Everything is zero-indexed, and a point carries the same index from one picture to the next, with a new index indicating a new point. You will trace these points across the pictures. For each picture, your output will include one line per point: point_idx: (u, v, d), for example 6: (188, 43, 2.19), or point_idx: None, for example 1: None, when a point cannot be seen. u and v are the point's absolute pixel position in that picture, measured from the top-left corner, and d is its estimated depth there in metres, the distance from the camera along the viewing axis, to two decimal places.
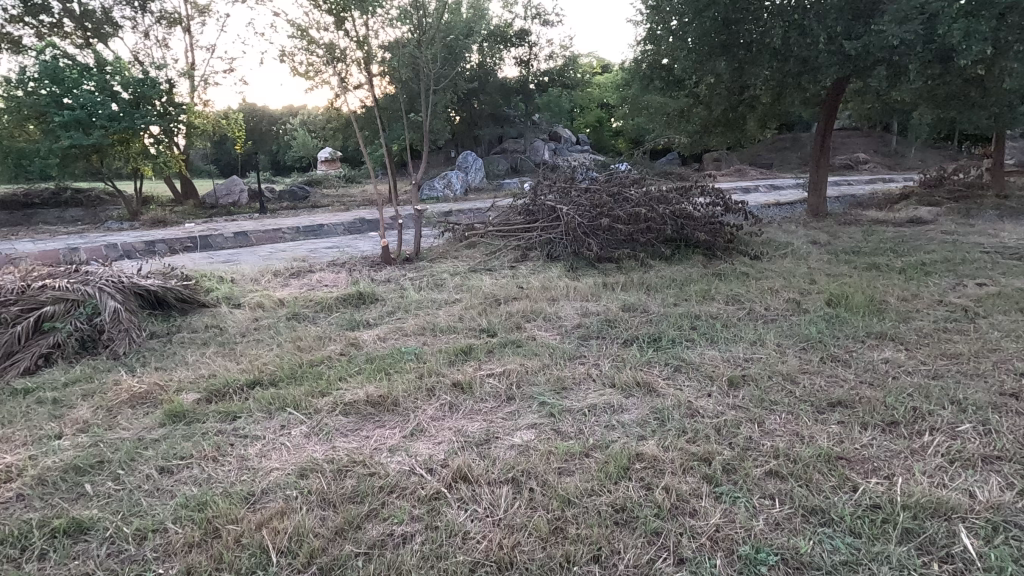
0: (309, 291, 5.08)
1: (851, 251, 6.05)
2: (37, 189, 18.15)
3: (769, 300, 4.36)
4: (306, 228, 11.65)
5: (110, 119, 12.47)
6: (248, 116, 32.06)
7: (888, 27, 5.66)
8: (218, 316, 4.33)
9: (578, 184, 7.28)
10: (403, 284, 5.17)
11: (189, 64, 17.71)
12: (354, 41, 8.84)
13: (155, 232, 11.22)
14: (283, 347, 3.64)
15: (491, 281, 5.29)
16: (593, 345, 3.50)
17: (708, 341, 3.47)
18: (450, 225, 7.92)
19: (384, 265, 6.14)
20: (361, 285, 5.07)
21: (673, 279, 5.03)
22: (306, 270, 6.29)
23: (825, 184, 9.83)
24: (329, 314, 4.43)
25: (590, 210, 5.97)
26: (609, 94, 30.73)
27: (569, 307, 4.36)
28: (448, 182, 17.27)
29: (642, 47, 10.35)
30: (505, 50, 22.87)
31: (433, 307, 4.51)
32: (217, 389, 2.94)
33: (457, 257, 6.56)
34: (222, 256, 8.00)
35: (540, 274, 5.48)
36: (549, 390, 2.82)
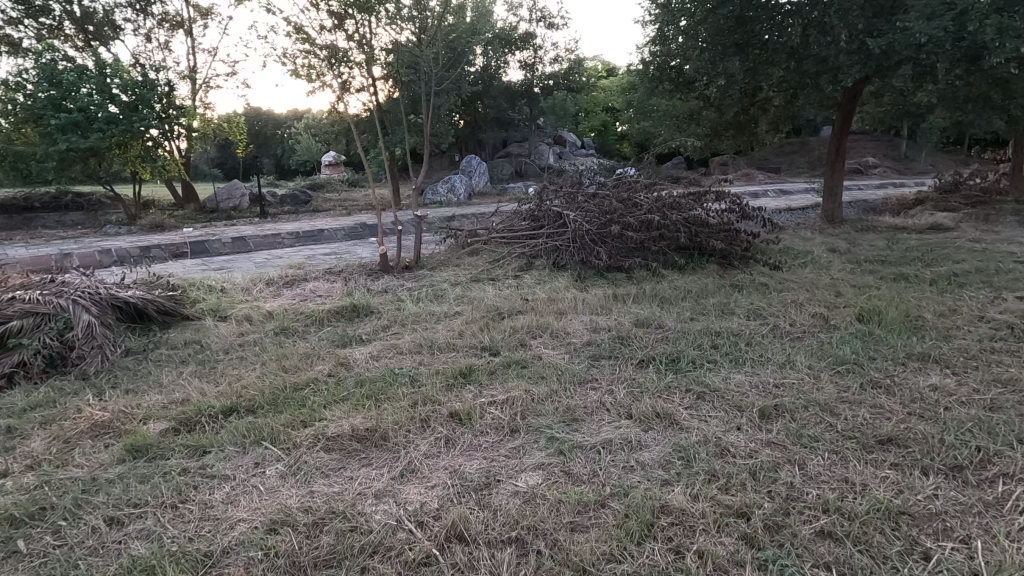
0: (301, 302, 4.79)
1: (875, 260, 5.72)
2: (37, 193, 17.99)
3: (794, 315, 4.04)
4: (306, 232, 11.42)
5: (108, 121, 12.26)
6: (253, 120, 31.98)
7: (915, 24, 5.34)
8: (202, 331, 4.03)
9: (585, 189, 6.98)
10: (401, 295, 4.87)
11: (190, 67, 17.54)
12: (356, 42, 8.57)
13: (152, 237, 11.00)
14: (266, 366, 3.35)
15: (494, 291, 4.99)
16: (605, 366, 3.19)
17: (731, 363, 3.15)
18: (452, 231, 7.63)
19: (382, 274, 5.85)
20: (356, 297, 4.78)
21: (689, 291, 4.71)
22: (301, 278, 6.00)
23: (840, 189, 9.50)
24: (320, 328, 4.13)
25: (598, 216, 5.66)
26: (615, 98, 30.45)
27: (578, 322, 4.05)
28: (451, 186, 17.02)
29: (651, 49, 10.06)
30: (509, 53, 22.63)
31: (432, 321, 4.21)
32: (187, 418, 2.64)
33: (458, 266, 6.26)
34: (216, 262, 7.74)
35: (546, 284, 5.18)
36: (558, 422, 2.51)
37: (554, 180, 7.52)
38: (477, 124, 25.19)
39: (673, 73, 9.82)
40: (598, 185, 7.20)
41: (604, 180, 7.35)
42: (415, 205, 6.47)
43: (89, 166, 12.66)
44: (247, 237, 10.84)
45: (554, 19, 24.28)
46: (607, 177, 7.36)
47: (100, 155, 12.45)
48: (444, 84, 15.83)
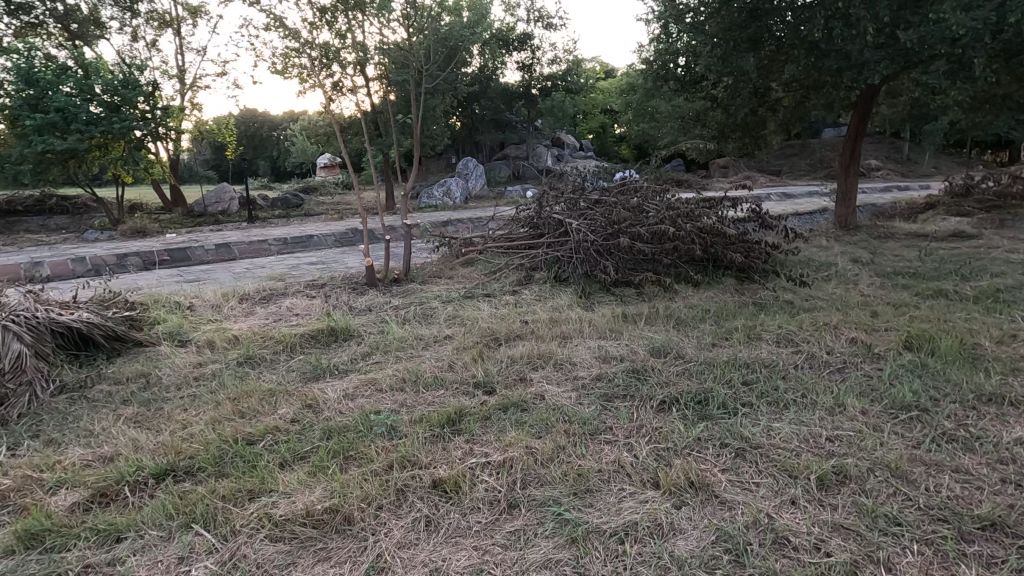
0: (275, 324, 4.29)
1: (906, 273, 5.24)
2: (21, 196, 17.44)
3: (831, 341, 3.55)
4: (294, 239, 10.93)
5: (87, 123, 11.69)
6: (247, 121, 31.48)
7: (952, 15, 4.86)
8: (155, 359, 3.53)
9: (589, 195, 6.50)
10: (386, 314, 4.39)
11: (179, 67, 17.02)
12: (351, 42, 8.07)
13: (133, 243, 10.51)
14: (220, 408, 2.84)
15: (490, 309, 4.50)
16: (620, 410, 2.70)
17: (771, 407, 2.66)
18: (445, 239, 7.15)
19: (367, 288, 5.35)
20: (335, 317, 4.27)
21: (708, 310, 4.22)
22: (280, 293, 5.50)
23: (854, 194, 9.03)
24: (292, 356, 3.63)
25: (604, 225, 5.17)
26: (614, 99, 30.06)
27: (585, 349, 3.55)
28: (447, 190, 16.53)
29: (656, 47, 9.60)
30: (507, 53, 22.20)
31: (419, 347, 3.71)
32: (106, 485, 2.14)
33: (452, 279, 5.77)
34: (193, 273, 7.24)
35: (547, 301, 4.69)
36: (567, 494, 2.01)
37: (554, 185, 7.03)
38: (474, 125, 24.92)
39: (678, 72, 9.37)
40: (603, 190, 6.71)
41: (608, 185, 6.87)
42: (405, 211, 5.98)
43: (68, 170, 12.11)
44: (231, 244, 10.36)
45: (552, 19, 23.85)
46: (612, 183, 6.87)
47: (79, 158, 11.91)
48: (440, 85, 15.37)
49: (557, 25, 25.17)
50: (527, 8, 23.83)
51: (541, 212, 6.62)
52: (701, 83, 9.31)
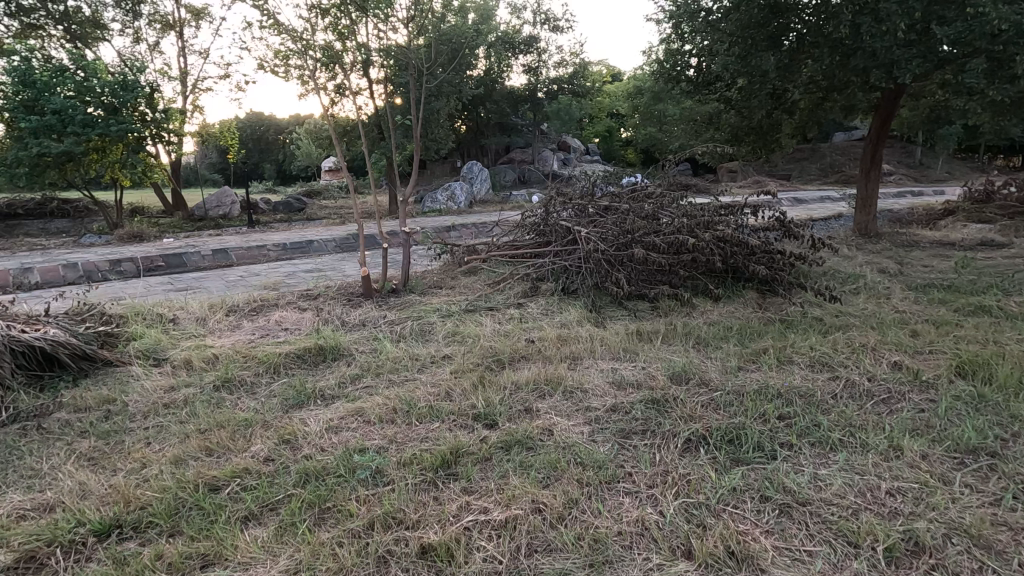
0: (262, 341, 3.97)
1: (941, 287, 4.88)
2: (21, 200, 17.27)
3: (871, 365, 3.20)
4: (294, 244, 10.66)
5: (84, 125, 11.46)
6: (251, 124, 31.36)
7: (995, 9, 4.51)
8: (123, 383, 3.21)
9: (598, 202, 6.16)
10: (380, 330, 4.08)
11: (181, 69, 16.83)
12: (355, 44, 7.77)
13: (128, 247, 10.27)
14: (185, 443, 2.51)
15: (493, 325, 4.16)
16: (641, 452, 2.36)
17: (814, 449, 2.32)
18: (448, 246, 6.82)
19: (363, 300, 5.03)
20: (325, 334, 3.95)
21: (731, 328, 3.88)
22: (271, 304, 5.20)
23: (875, 201, 8.65)
24: (276, 378, 3.31)
25: (616, 234, 4.83)
26: (621, 103, 29.74)
27: (597, 373, 3.22)
28: (451, 194, 16.23)
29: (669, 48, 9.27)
30: (513, 56, 21.95)
31: (414, 369, 3.38)
32: (37, 549, 1.82)
33: (454, 289, 5.45)
34: (185, 280, 6.95)
35: (555, 316, 4.35)
36: (583, 568, 1.68)
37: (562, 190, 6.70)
38: (479, 129, 24.71)
39: (691, 74, 9.05)
40: (613, 196, 6.38)
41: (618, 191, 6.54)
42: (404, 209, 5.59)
43: (65, 173, 11.88)
44: (229, 249, 10.10)
45: (559, 22, 23.61)
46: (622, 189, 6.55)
47: (75, 161, 11.68)
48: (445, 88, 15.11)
49: (564, 28, 24.92)
50: (533, 11, 23.59)
51: (548, 219, 6.30)
52: (715, 85, 8.98)
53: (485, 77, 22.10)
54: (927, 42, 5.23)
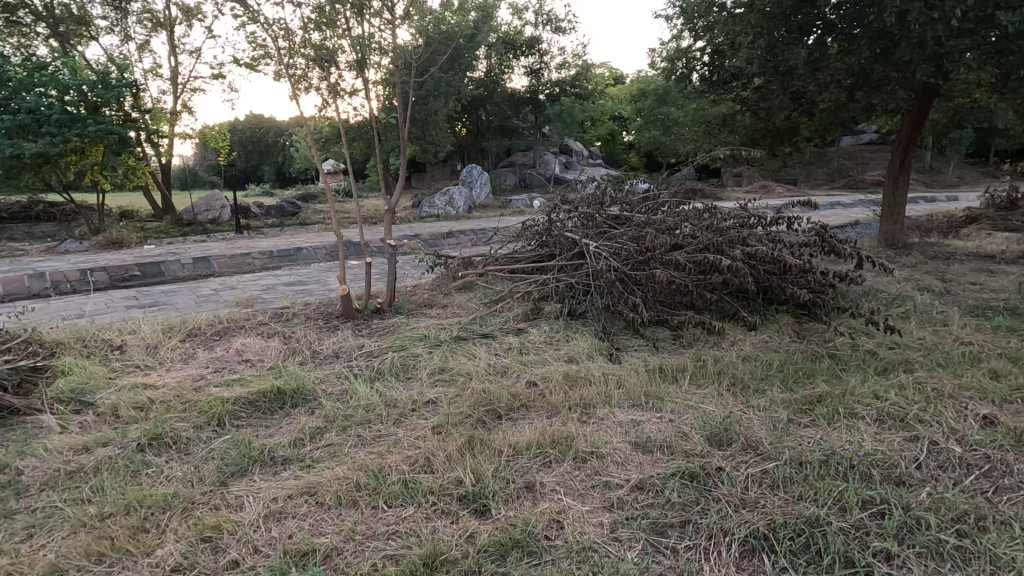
0: (214, 378, 3.35)
1: (1002, 312, 4.24)
2: (6, 203, 16.72)
3: (956, 421, 2.57)
4: (281, 252, 10.08)
5: (60, 126, 10.87)
6: (248, 126, 30.84)
7: None
8: (26, 440, 2.59)
9: (609, 211, 5.56)
10: (355, 364, 3.47)
11: (172, 70, 16.27)
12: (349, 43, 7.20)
13: (105, 254, 9.71)
14: (75, 541, 1.90)
15: (488, 358, 3.55)
16: (684, 565, 1.75)
17: (921, 565, 1.70)
18: (441, 258, 6.21)
19: (341, 325, 4.42)
20: (289, 371, 3.33)
21: (771, 365, 3.26)
22: (239, 327, 4.61)
23: (903, 209, 8.03)
24: (220, 432, 2.69)
25: (630, 248, 4.21)
26: (624, 105, 29.20)
27: (614, 430, 2.61)
28: (450, 198, 15.60)
29: (681, 45, 8.67)
30: (514, 58, 21.40)
31: (389, 422, 2.76)
32: None
33: (447, 310, 4.84)
34: (152, 294, 6.36)
35: (560, 346, 3.74)
36: None
37: (567, 198, 6.09)
38: (480, 131, 24.14)
39: (707, 69, 8.46)
40: (626, 205, 5.77)
41: (630, 198, 5.92)
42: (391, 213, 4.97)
43: (42, 177, 11.29)
44: (211, 257, 9.54)
45: (561, 23, 23.07)
46: (635, 195, 5.93)
47: (52, 163, 11.10)
48: (443, 88, 14.52)
49: (566, 29, 24.40)
50: (535, 11, 23.07)
51: (552, 230, 5.68)
52: (731, 85, 8.37)
53: (485, 78, 21.57)
54: (982, 32, 4.63)
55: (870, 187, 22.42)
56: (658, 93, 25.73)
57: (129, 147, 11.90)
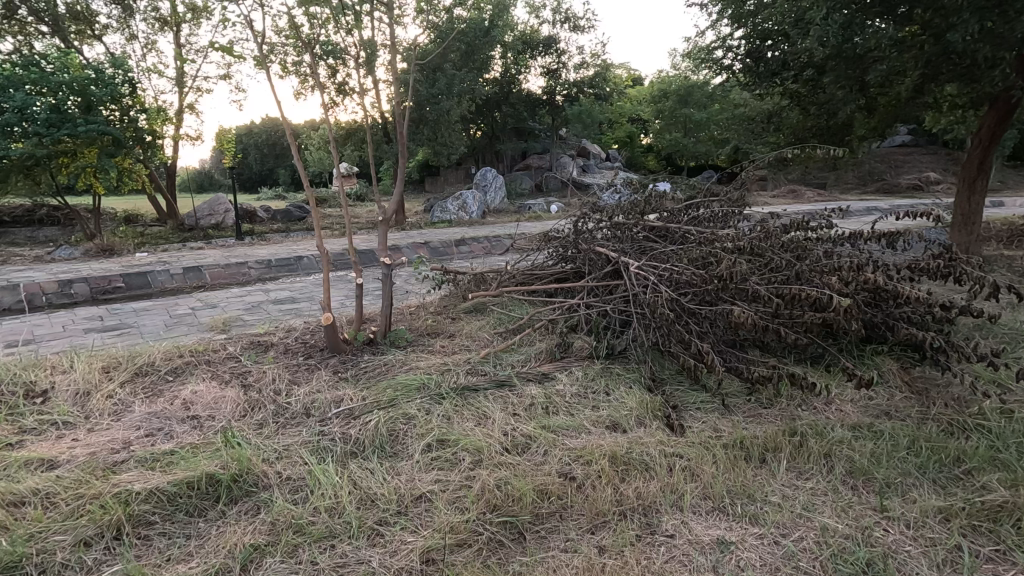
0: (138, 448, 2.51)
1: None
2: (10, 206, 16.34)
3: None
4: (279, 261, 9.33)
5: (49, 126, 10.24)
6: (263, 129, 30.48)
7: None
8: None
9: (648, 221, 4.66)
10: (327, 428, 2.62)
11: (178, 69, 15.69)
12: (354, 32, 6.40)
13: (91, 262, 9.06)
14: None
15: (504, 421, 2.67)
16: None
17: None
18: (448, 274, 5.37)
19: (323, 366, 3.60)
20: (237, 442, 2.49)
21: (898, 444, 2.35)
22: (199, 365, 3.79)
23: (978, 219, 7.01)
24: (114, 554, 1.85)
25: (683, 271, 3.30)
26: (644, 107, 28.25)
27: (695, 570, 1.74)
28: (462, 203, 14.76)
29: (721, 34, 7.74)
30: (531, 57, 20.61)
31: (361, 539, 1.91)
32: None
33: (455, 343, 3.99)
34: (123, 311, 5.64)
35: (599, 404, 2.86)
36: None
37: (597, 205, 5.22)
38: (495, 134, 23.38)
39: (752, 59, 7.51)
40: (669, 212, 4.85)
41: (674, 204, 5.00)
42: (386, 223, 4.04)
43: (32, 179, 10.81)
44: (203, 266, 8.84)
45: (580, 21, 22.25)
46: (680, 201, 5.02)
47: (41, 165, 10.50)
48: (457, 86, 13.72)
49: (585, 28, 23.57)
50: (553, 9, 22.26)
51: (581, 244, 4.80)
52: (780, 78, 7.41)
53: (501, 79, 20.82)
54: None
55: (905, 191, 21.20)
56: (680, 93, 24.75)
57: (123, 148, 11.24)
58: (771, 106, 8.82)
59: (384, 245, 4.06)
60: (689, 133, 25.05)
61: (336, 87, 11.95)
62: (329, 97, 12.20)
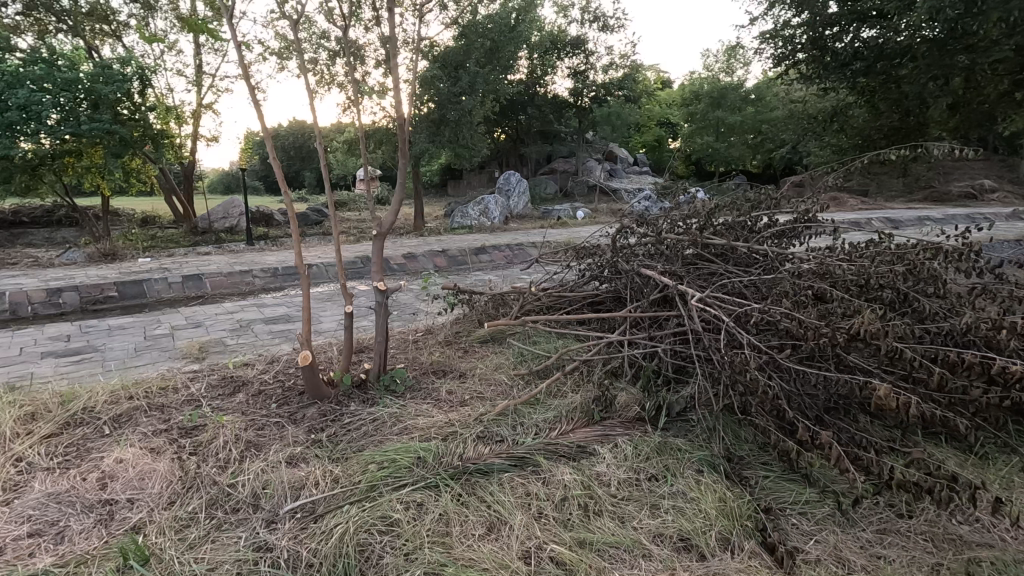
0: (5, 564, 1.78)
1: None
2: (31, 208, 16.20)
3: None
4: (286, 270, 8.69)
5: (52, 125, 9.73)
6: (288, 131, 30.30)
7: None
8: None
9: (704, 237, 3.83)
10: (273, 538, 1.88)
11: (197, 68, 15.29)
12: (367, 15, 5.67)
13: (90, 268, 8.55)
14: None
15: (524, 535, 1.88)
16: None
17: None
18: (462, 294, 4.59)
19: (298, 422, 2.84)
20: (141, 564, 1.75)
21: None
22: (147, 411, 3.06)
23: None
24: None
25: (774, 315, 2.45)
26: (675, 110, 27.30)
27: None
28: (484, 208, 14.02)
29: (778, 20, 6.85)
30: (558, 57, 19.87)
31: None
32: None
33: (466, 389, 3.21)
34: (96, 329, 4.98)
35: (657, 505, 2.04)
36: None
37: (639, 215, 4.41)
38: (519, 136, 22.69)
39: (818, 48, 6.60)
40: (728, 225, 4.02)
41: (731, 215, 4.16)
42: (381, 238, 3.27)
43: (36, 180, 10.34)
44: (204, 274, 8.26)
45: (610, 21, 21.45)
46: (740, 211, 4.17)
47: (45, 165, 10.05)
48: (480, 84, 12.98)
49: (616, 28, 22.73)
50: (581, 8, 21.50)
51: (621, 264, 3.98)
52: (851, 69, 6.48)
53: (526, 80, 20.14)
54: None
55: (957, 199, 19.83)
56: (713, 95, 23.74)
57: (131, 148, 10.71)
58: (830, 104, 7.90)
59: (380, 265, 3.26)
60: (721, 137, 24.00)
61: (355, 86, 11.35)
62: (347, 96, 11.60)
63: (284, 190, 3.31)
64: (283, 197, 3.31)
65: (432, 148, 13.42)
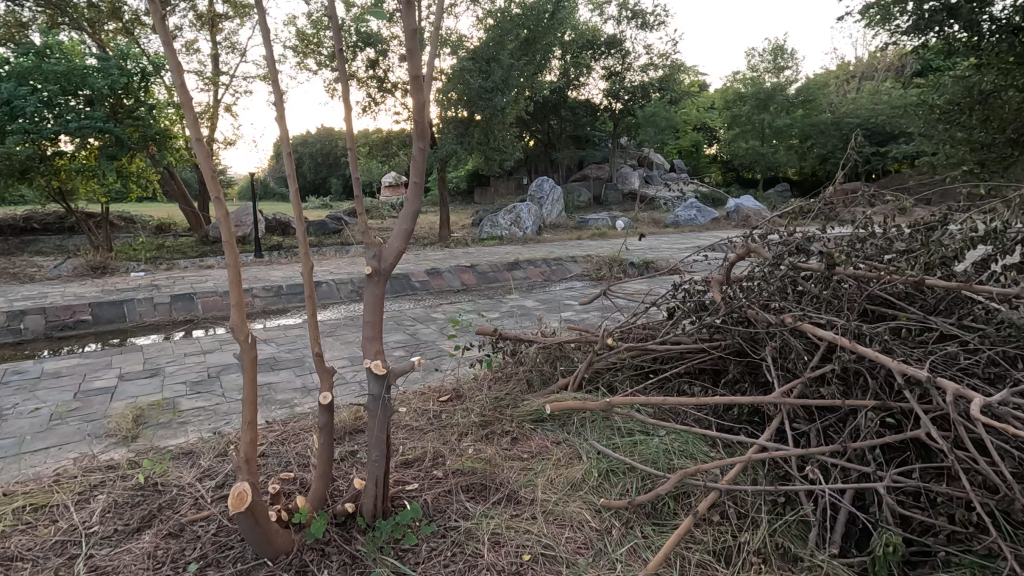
0: None
1: None
2: (42, 215, 15.46)
3: None
4: (291, 288, 7.50)
5: (37, 123, 8.74)
6: (314, 137, 29.49)
7: None
8: None
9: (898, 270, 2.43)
10: None
11: (214, 70, 14.45)
12: None
13: (72, 285, 7.51)
14: None
15: None
16: None
17: None
18: (504, 343, 3.25)
19: None
20: None
21: None
22: None
23: None
24: None
25: None
26: (716, 114, 25.70)
27: None
28: (515, 217, 12.65)
29: None
30: (593, 57, 18.56)
31: None
32: None
33: (525, 538, 1.89)
34: (21, 378, 3.78)
35: None
36: None
37: (766, 235, 3.00)
38: (551, 141, 21.45)
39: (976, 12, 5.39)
40: (913, 240, 2.60)
41: (909, 221, 2.74)
42: (379, 280, 1.93)
43: (26, 184, 9.41)
44: (196, 293, 7.09)
45: (649, 18, 20.10)
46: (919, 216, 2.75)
47: (29, 167, 9.11)
48: (514, 80, 11.64)
49: (655, 26, 21.29)
50: (618, 4, 20.19)
51: (753, 312, 2.60)
52: (1022, 36, 5.53)
53: (557, 82, 18.89)
54: None
55: None
56: (758, 98, 22.12)
57: (125, 149, 9.51)
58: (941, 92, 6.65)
59: (377, 323, 1.92)
60: (766, 141, 22.24)
61: (377, 83, 10.17)
62: (368, 95, 10.41)
63: (213, 193, 1.89)
64: (213, 205, 1.90)
65: (460, 150, 12.13)
